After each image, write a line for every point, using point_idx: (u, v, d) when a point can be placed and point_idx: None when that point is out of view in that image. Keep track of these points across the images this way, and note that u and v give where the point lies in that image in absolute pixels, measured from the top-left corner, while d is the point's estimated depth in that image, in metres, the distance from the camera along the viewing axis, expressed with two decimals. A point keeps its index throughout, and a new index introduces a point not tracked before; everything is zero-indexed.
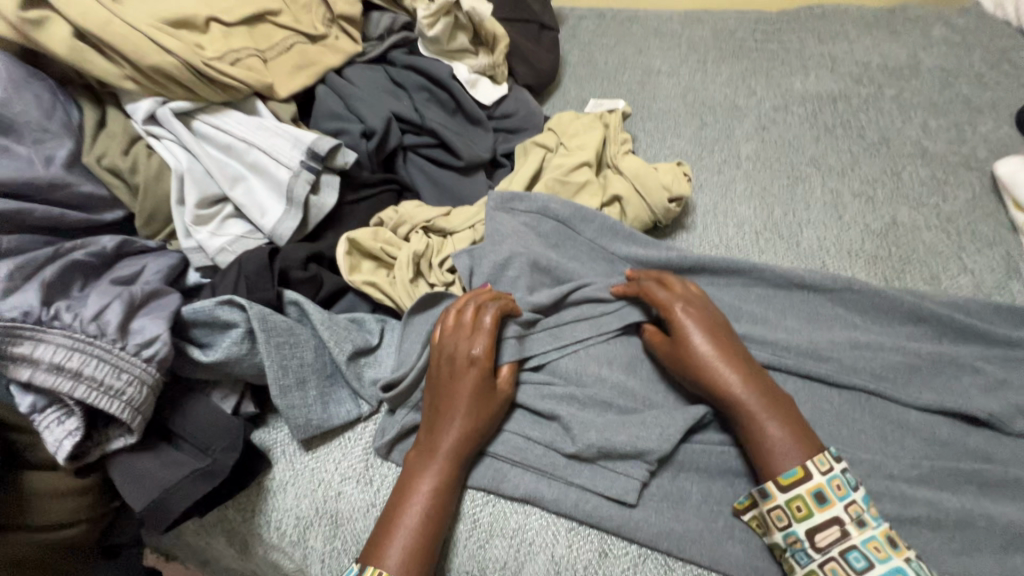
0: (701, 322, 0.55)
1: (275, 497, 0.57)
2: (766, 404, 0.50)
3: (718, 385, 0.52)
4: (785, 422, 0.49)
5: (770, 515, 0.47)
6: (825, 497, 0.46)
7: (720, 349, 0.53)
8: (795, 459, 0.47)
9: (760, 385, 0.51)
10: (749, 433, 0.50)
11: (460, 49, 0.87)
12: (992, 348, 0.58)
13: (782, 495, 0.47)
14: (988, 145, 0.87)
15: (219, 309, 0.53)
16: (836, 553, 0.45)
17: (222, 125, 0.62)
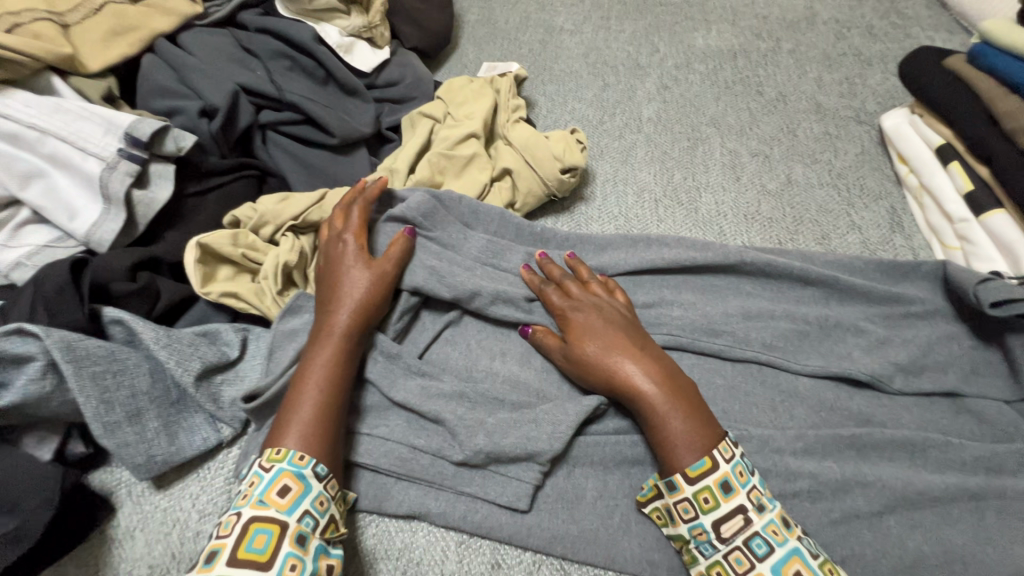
0: (595, 311, 0.52)
1: (119, 548, 0.49)
2: (669, 397, 0.45)
3: (611, 381, 0.48)
4: (686, 412, 0.45)
5: (675, 506, 0.43)
6: (730, 486, 0.42)
7: (616, 343, 0.49)
8: (700, 446, 0.43)
9: (656, 373, 0.47)
10: (653, 427, 0.45)
11: (327, 7, 0.75)
12: (877, 307, 0.58)
13: (689, 486, 0.43)
14: (877, 97, 0.87)
15: (6, 342, 0.43)
16: (738, 543, 0.41)
17: (0, 109, 0.51)
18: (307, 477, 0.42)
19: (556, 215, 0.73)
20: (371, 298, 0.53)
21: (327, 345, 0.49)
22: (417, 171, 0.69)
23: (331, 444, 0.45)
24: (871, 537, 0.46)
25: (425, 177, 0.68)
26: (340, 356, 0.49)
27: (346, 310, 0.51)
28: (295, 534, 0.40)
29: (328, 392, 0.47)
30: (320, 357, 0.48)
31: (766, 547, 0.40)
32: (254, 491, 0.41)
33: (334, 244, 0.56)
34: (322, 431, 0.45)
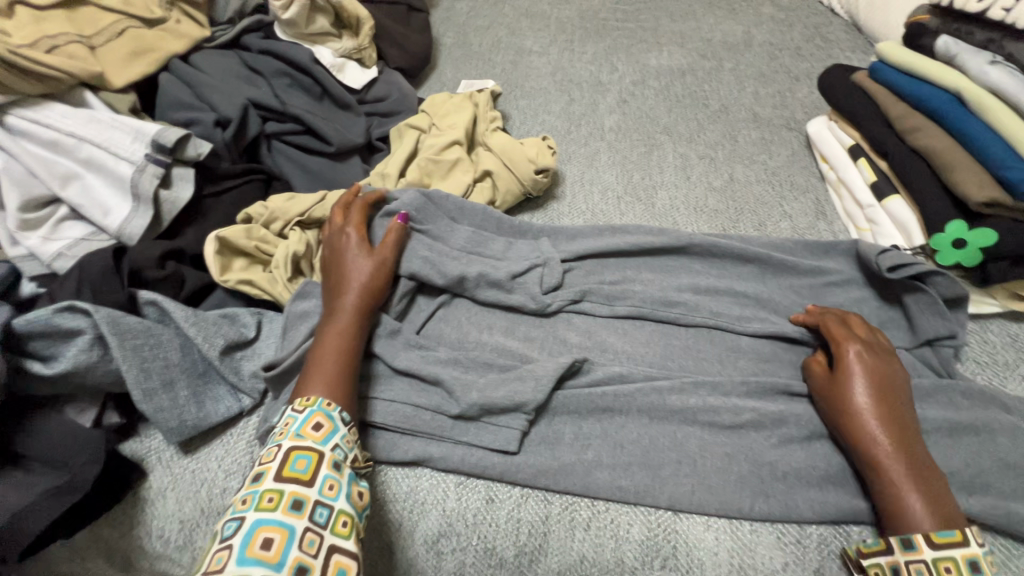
0: (867, 366, 0.54)
1: (154, 506, 0.54)
2: (912, 470, 0.49)
3: (864, 441, 0.51)
4: (924, 489, 0.48)
5: (908, 567, 0.45)
6: (980, 568, 0.44)
7: (885, 405, 0.52)
8: (948, 522, 0.46)
9: (899, 443, 0.50)
10: (885, 495, 0.49)
11: (322, 32, 0.84)
12: (804, 278, 0.69)
13: (930, 551, 0.45)
14: (805, 108, 1.01)
15: (59, 317, 0.50)
16: None
17: (44, 120, 0.59)
18: (336, 417, 0.50)
19: (531, 212, 0.83)
20: (376, 278, 0.60)
21: (338, 318, 0.57)
22: (408, 174, 0.78)
23: (348, 398, 0.52)
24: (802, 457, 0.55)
25: (415, 179, 0.77)
26: (353, 327, 0.57)
27: (355, 290, 0.58)
28: (330, 460, 0.47)
29: (345, 356, 0.54)
30: (333, 328, 0.56)
31: None
32: (292, 428, 0.48)
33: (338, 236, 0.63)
34: (342, 384, 0.53)
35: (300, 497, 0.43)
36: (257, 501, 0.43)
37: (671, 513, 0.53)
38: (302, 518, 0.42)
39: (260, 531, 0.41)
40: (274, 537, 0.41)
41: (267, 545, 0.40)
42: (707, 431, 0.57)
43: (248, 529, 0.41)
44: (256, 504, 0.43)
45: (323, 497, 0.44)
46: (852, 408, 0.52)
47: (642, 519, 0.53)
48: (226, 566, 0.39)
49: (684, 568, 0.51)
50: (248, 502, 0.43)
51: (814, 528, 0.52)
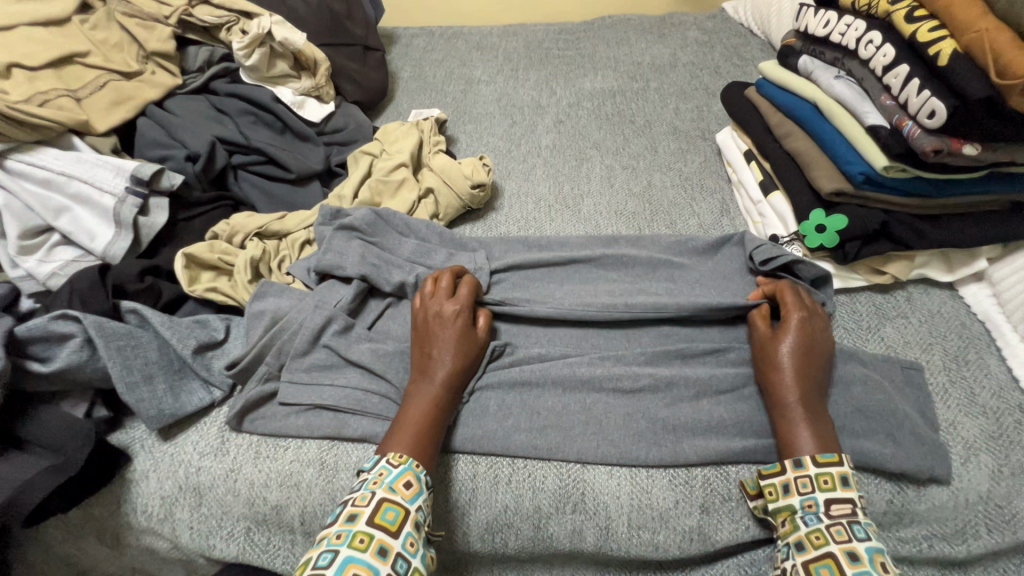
0: (805, 329, 0.64)
1: (138, 485, 0.63)
2: (808, 412, 0.59)
3: (779, 387, 0.61)
4: (814, 426, 0.58)
5: (796, 481, 0.55)
6: (849, 481, 0.55)
7: (805, 360, 0.62)
8: (830, 448, 0.57)
9: (806, 392, 0.60)
10: (783, 428, 0.59)
11: (282, 74, 0.96)
12: (703, 266, 0.80)
13: (814, 467, 0.56)
14: (719, 119, 1.13)
15: (54, 324, 0.60)
16: (842, 521, 0.53)
17: (38, 162, 0.69)
18: (423, 480, 0.55)
19: (472, 222, 0.94)
20: (470, 331, 0.67)
21: (432, 387, 0.62)
22: (360, 194, 0.89)
23: (429, 458, 0.58)
24: (689, 411, 0.65)
25: (366, 199, 0.88)
26: (454, 381, 0.63)
27: (449, 354, 0.64)
28: (415, 520, 0.52)
29: (432, 419, 0.60)
30: (419, 402, 0.61)
31: (863, 532, 0.52)
32: (386, 479, 0.54)
33: (438, 300, 0.68)
34: (426, 448, 0.58)
35: (386, 546, 0.50)
36: (392, 480, 0.54)
37: (579, 465, 0.63)
38: (416, 507, 0.53)
39: (388, 506, 0.52)
40: (396, 513, 0.52)
41: (388, 518, 0.51)
42: (612, 396, 0.67)
43: (378, 502, 0.52)
44: (389, 484, 0.53)
45: (406, 552, 0.50)
46: (778, 361, 0.62)
47: (555, 471, 0.63)
48: (359, 522, 0.51)
49: (591, 510, 0.61)
50: (382, 480, 0.54)
51: (699, 471, 0.62)
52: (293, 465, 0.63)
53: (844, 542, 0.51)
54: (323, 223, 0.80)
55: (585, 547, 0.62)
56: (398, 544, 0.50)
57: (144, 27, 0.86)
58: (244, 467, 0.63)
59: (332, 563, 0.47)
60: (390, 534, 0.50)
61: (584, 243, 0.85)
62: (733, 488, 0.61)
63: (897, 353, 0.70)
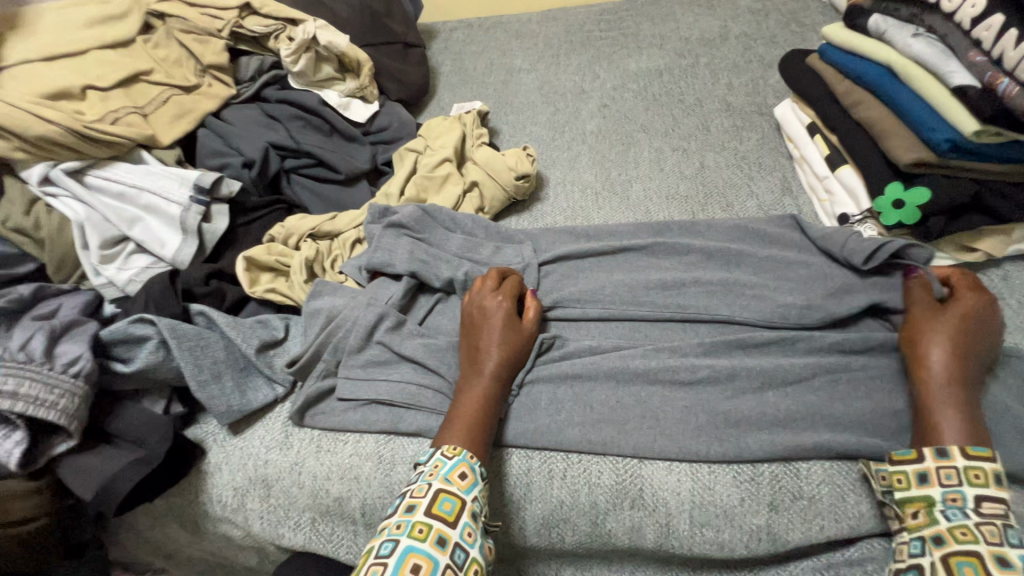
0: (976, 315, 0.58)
1: (213, 477, 0.67)
2: (959, 397, 0.54)
3: (925, 365, 0.57)
4: (963, 413, 0.53)
5: (938, 471, 0.51)
6: (1001, 480, 0.50)
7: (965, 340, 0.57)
8: (981, 440, 0.52)
9: (961, 376, 0.55)
10: (929, 413, 0.54)
11: (328, 78, 0.98)
12: (765, 249, 0.75)
13: (961, 459, 0.51)
14: (776, 92, 1.06)
15: (133, 327, 0.64)
16: (995, 522, 0.48)
17: (112, 177, 0.74)
18: (477, 471, 0.55)
19: (517, 214, 0.93)
20: (520, 325, 0.66)
21: (483, 379, 0.62)
22: (406, 191, 0.90)
23: (483, 451, 0.58)
24: (753, 405, 0.61)
25: (412, 195, 0.89)
26: (505, 375, 0.63)
27: (497, 346, 0.63)
28: (471, 510, 0.52)
29: (485, 410, 0.60)
30: (470, 394, 0.61)
31: (1017, 539, 0.47)
32: (441, 471, 0.54)
33: (485, 294, 0.68)
34: (480, 441, 0.58)
35: (443, 535, 0.50)
36: (447, 472, 0.54)
37: (637, 460, 0.61)
38: (472, 498, 0.53)
39: (445, 497, 0.52)
40: (453, 503, 0.52)
41: (445, 509, 0.51)
42: (668, 389, 0.64)
43: (435, 493, 0.52)
44: (444, 475, 0.54)
45: (462, 541, 0.50)
46: (933, 343, 0.57)
47: (611, 466, 0.61)
48: (417, 513, 0.51)
49: (650, 506, 0.59)
50: (437, 472, 0.54)
51: (766, 467, 0.59)
52: (353, 459, 0.65)
53: (994, 545, 0.46)
54: (372, 221, 0.81)
55: (645, 545, 0.60)
56: (455, 534, 0.50)
57: (201, 41, 0.90)
58: (307, 460, 0.66)
59: (393, 552, 0.48)
60: (445, 523, 0.51)
61: (633, 231, 0.82)
62: (805, 485, 0.57)
63: None
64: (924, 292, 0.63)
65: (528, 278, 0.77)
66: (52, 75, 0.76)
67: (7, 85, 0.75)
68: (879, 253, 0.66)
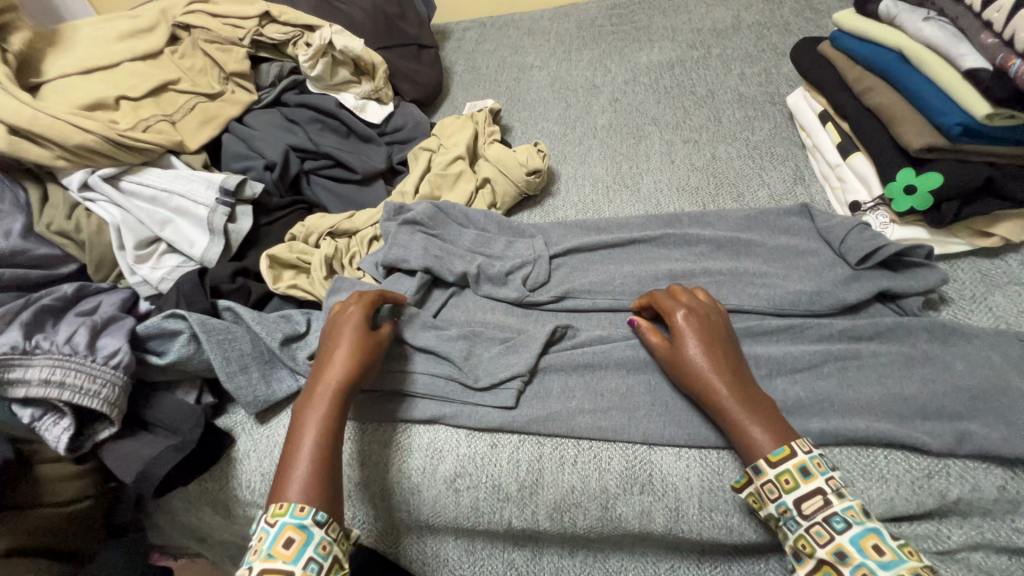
0: (696, 328, 0.61)
1: (241, 463, 0.71)
2: (742, 407, 0.56)
3: (708, 392, 0.58)
4: (764, 423, 0.55)
5: (762, 488, 0.53)
6: (809, 472, 0.52)
7: (716, 356, 0.59)
8: (781, 440, 0.54)
9: (736, 389, 0.57)
10: (737, 433, 0.56)
11: (344, 81, 1.02)
12: (776, 239, 0.75)
13: (772, 470, 0.52)
14: (790, 81, 1.05)
15: (166, 322, 0.68)
16: (820, 519, 0.50)
17: (144, 181, 0.79)
18: (307, 527, 0.52)
19: (530, 209, 0.95)
20: (354, 353, 0.63)
21: (312, 413, 0.59)
22: (421, 189, 0.92)
23: (322, 495, 0.55)
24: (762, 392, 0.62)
25: (427, 193, 0.91)
26: (327, 412, 0.59)
27: (339, 375, 0.61)
28: None
29: (322, 447, 0.57)
30: (309, 428, 0.58)
31: (843, 523, 0.49)
32: (263, 546, 0.51)
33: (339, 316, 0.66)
34: (320, 484, 0.55)
35: None
36: (268, 547, 0.51)
37: (646, 447, 0.63)
38: (302, 565, 0.50)
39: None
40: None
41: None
42: None
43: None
44: (266, 551, 0.51)
45: None
46: (690, 365, 0.59)
47: (621, 453, 0.63)
48: None
49: (659, 491, 0.60)
50: (260, 549, 0.51)
51: None
52: (373, 446, 0.68)
53: (828, 543, 0.49)
54: (388, 219, 0.84)
55: (655, 529, 0.61)
56: None
57: (223, 50, 0.94)
58: None
59: None
60: None
61: (643, 223, 0.83)
62: None
63: (1009, 324, 0.62)
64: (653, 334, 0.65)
65: (539, 271, 0.78)
66: (88, 87, 0.82)
67: (48, 97, 0.80)
68: (877, 252, 0.67)
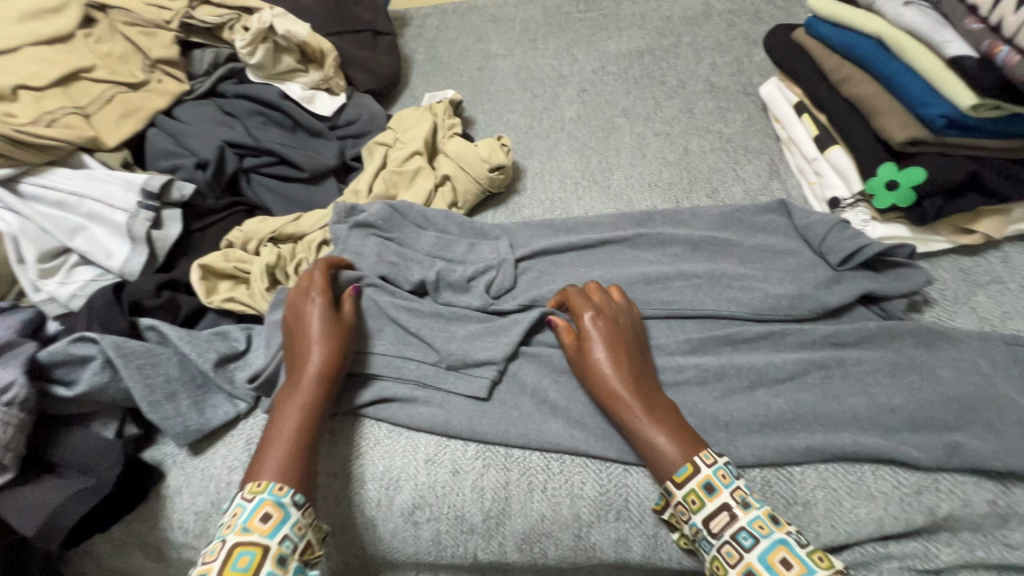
0: (600, 331, 0.58)
1: (172, 502, 0.63)
2: (646, 416, 0.53)
3: (613, 399, 0.55)
4: (669, 431, 0.52)
5: (675, 508, 0.50)
6: (714, 487, 0.48)
7: (616, 361, 0.56)
8: (685, 457, 0.50)
9: (644, 397, 0.54)
10: (642, 445, 0.52)
11: (289, 70, 0.93)
12: (753, 238, 0.71)
13: (678, 491, 0.49)
14: (762, 71, 1.01)
15: (74, 346, 0.59)
16: (728, 537, 0.47)
17: (50, 184, 0.69)
18: (285, 505, 0.49)
19: (494, 208, 0.89)
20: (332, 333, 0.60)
21: (291, 402, 0.56)
22: (375, 187, 0.84)
23: (303, 476, 0.52)
24: (743, 406, 0.58)
25: (382, 192, 0.84)
26: (306, 393, 0.56)
27: (314, 352, 0.58)
28: (276, 555, 0.47)
29: (302, 427, 0.55)
30: (289, 416, 0.55)
31: (752, 539, 0.46)
32: (238, 520, 0.48)
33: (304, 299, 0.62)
34: (300, 463, 0.52)
35: None
36: (244, 520, 0.48)
37: (622, 468, 0.58)
38: (279, 540, 0.47)
39: (241, 551, 0.46)
40: (250, 556, 0.46)
41: (241, 565, 0.45)
42: None
43: (229, 550, 0.46)
44: (241, 525, 0.48)
45: None
46: (596, 369, 0.56)
47: (595, 476, 0.58)
48: None
49: (636, 518, 0.56)
50: (234, 523, 0.48)
51: (758, 472, 0.55)
52: (320, 478, 0.61)
53: (738, 564, 0.45)
54: (338, 222, 0.76)
55: (631, 558, 0.56)
56: None
57: (147, 34, 0.84)
58: None
59: None
60: None
61: (614, 223, 0.78)
62: (799, 490, 0.54)
63: (993, 326, 0.59)
64: (566, 336, 0.61)
65: (505, 277, 0.72)
66: None
67: None
68: (860, 252, 0.63)
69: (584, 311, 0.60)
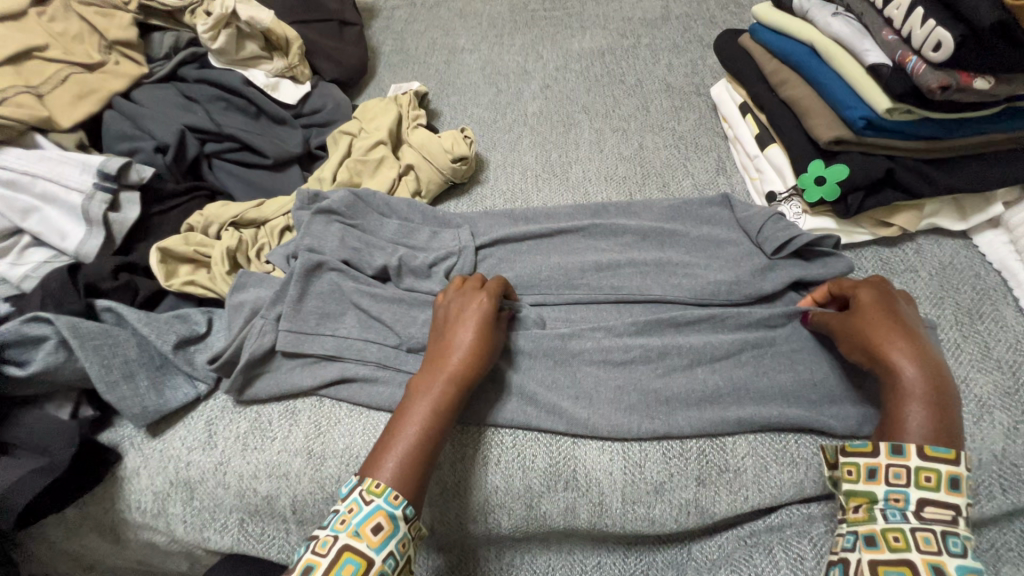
0: (874, 300, 0.57)
1: (129, 482, 0.63)
2: (925, 389, 0.50)
3: (881, 359, 0.53)
4: (935, 410, 0.49)
5: (886, 469, 0.48)
6: (958, 484, 0.47)
7: (896, 324, 0.54)
8: (943, 441, 0.48)
9: (921, 359, 0.52)
10: (895, 421, 0.50)
11: (252, 56, 0.93)
12: (698, 228, 0.76)
13: (916, 459, 0.47)
14: (714, 74, 1.07)
15: (28, 326, 0.59)
16: (935, 528, 0.45)
17: (2, 163, 0.68)
18: (398, 518, 0.47)
19: (457, 198, 0.91)
20: (481, 330, 0.58)
21: (419, 400, 0.54)
22: (339, 175, 0.86)
23: (418, 486, 0.50)
24: (684, 383, 0.62)
25: (345, 180, 0.85)
26: (437, 399, 0.54)
27: (464, 345, 0.57)
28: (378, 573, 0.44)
29: (422, 435, 0.52)
30: (414, 412, 0.53)
31: (958, 547, 0.44)
32: (353, 519, 0.46)
33: (462, 299, 0.61)
34: (418, 470, 0.50)
35: None
36: (358, 523, 0.46)
37: (571, 440, 0.61)
38: (384, 557, 0.45)
39: (348, 558, 0.44)
40: (356, 566, 0.44)
41: (347, 574, 0.43)
42: (602, 368, 0.64)
43: (338, 552, 0.44)
44: (355, 527, 0.46)
45: None
46: (873, 333, 0.54)
47: (546, 449, 0.61)
48: None
49: (583, 486, 0.59)
50: (348, 522, 0.46)
51: (694, 442, 0.60)
52: (280, 455, 0.63)
53: (928, 553, 0.44)
54: (301, 208, 0.77)
55: (579, 525, 0.60)
56: None
57: (103, 15, 0.83)
58: (233, 460, 0.63)
59: None
60: None
61: (571, 213, 0.81)
62: (731, 458, 0.59)
63: None
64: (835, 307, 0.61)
65: (466, 263, 0.74)
66: None
67: None
68: (792, 242, 0.69)
69: (872, 284, 0.59)
